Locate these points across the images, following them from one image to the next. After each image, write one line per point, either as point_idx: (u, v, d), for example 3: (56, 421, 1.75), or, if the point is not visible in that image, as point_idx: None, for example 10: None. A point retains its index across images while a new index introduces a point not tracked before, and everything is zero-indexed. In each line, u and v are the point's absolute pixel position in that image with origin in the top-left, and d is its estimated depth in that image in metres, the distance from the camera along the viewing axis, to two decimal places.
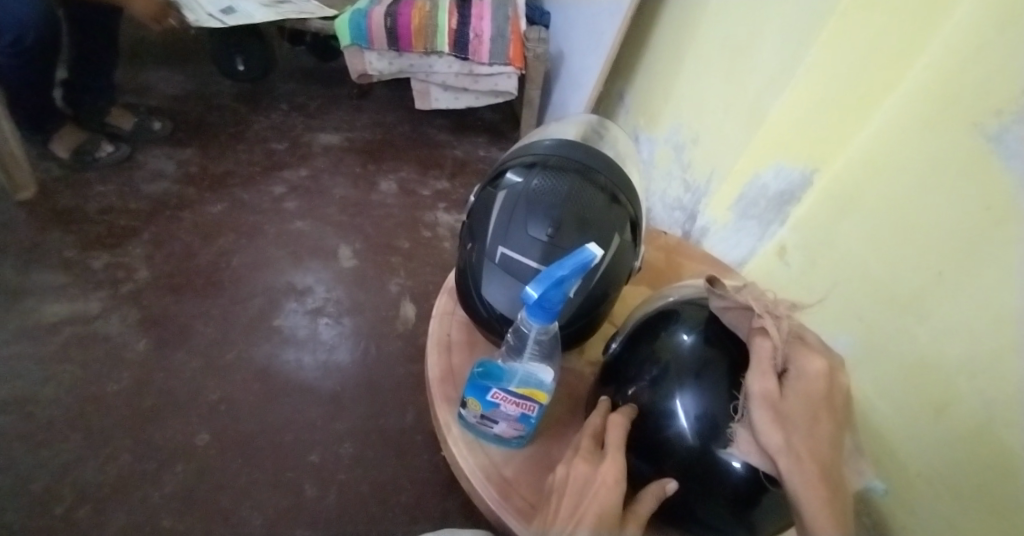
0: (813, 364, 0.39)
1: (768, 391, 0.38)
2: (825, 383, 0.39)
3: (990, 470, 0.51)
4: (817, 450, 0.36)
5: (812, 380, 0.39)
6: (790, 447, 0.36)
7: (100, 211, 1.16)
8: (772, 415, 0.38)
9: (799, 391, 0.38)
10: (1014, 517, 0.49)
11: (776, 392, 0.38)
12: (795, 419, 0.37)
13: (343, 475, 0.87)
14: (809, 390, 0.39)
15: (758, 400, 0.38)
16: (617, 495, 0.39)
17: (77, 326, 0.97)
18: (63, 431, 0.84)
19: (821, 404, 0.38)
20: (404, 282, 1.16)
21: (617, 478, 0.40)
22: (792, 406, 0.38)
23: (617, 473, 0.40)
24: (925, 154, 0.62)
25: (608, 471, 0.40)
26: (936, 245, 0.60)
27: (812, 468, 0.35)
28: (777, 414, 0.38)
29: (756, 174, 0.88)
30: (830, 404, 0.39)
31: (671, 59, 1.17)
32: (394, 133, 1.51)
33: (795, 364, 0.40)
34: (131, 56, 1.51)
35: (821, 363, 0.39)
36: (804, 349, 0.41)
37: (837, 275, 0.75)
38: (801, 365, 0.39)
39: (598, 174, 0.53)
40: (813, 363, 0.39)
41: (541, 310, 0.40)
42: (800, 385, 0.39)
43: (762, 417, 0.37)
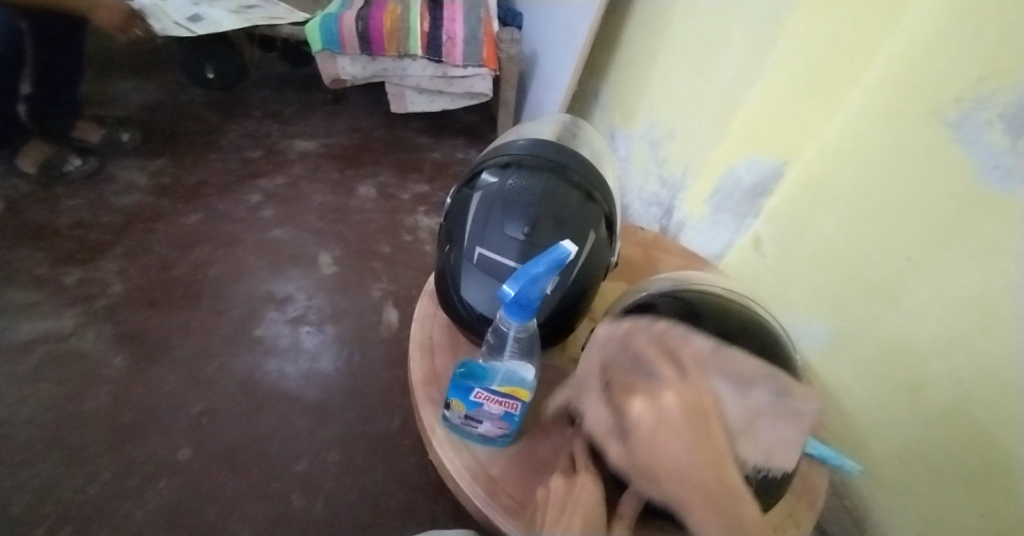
0: (633, 404, 0.36)
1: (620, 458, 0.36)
2: (655, 414, 0.35)
3: (969, 444, 0.54)
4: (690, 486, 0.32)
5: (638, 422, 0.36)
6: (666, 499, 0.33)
7: (70, 226, 1.13)
8: (639, 472, 0.35)
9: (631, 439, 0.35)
10: (995, 486, 0.52)
11: (624, 450, 0.36)
12: (656, 465, 0.34)
13: (331, 483, 0.87)
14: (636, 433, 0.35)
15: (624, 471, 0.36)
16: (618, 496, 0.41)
17: (50, 344, 0.95)
18: (40, 452, 0.82)
19: (672, 430, 0.34)
20: (387, 286, 1.16)
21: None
22: (642, 454, 0.35)
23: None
24: (890, 144, 0.64)
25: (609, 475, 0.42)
26: (904, 231, 0.62)
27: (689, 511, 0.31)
28: (637, 472, 0.35)
29: (729, 168, 0.90)
30: (676, 420, 0.35)
31: (642, 57, 1.19)
32: (371, 137, 1.51)
33: (625, 405, 0.37)
34: (97, 66, 1.48)
35: (637, 399, 0.36)
36: (624, 392, 0.38)
37: (809, 264, 0.78)
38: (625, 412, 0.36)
39: (572, 172, 0.54)
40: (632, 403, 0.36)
41: (519, 308, 0.40)
42: (634, 427, 0.36)
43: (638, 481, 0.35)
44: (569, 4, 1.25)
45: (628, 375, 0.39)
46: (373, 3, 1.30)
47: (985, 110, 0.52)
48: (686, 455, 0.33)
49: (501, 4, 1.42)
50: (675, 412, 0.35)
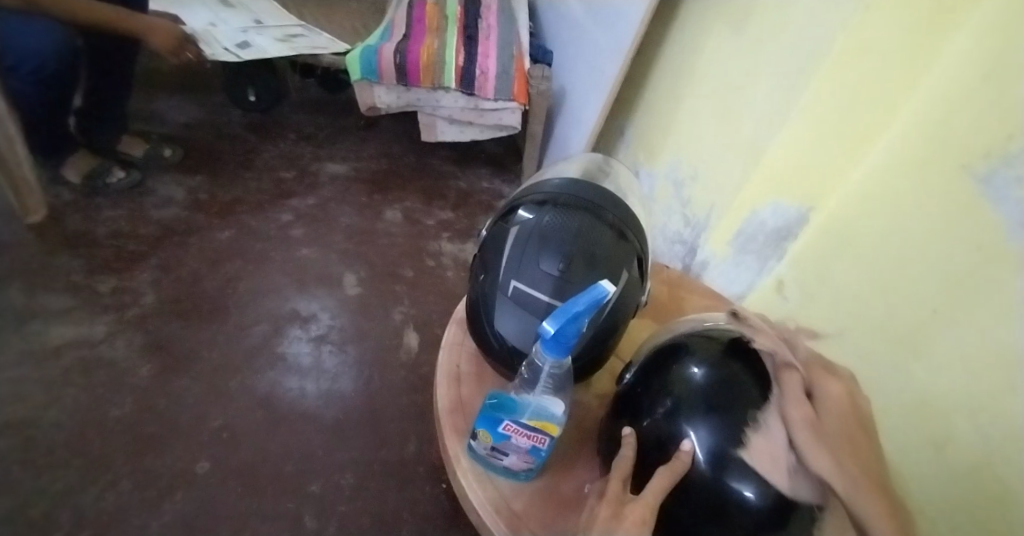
0: (832, 390, 0.45)
1: (808, 418, 0.42)
2: (846, 403, 0.44)
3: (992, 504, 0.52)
4: (861, 462, 0.40)
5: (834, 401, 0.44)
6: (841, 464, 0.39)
7: (109, 236, 1.17)
8: (815, 436, 0.41)
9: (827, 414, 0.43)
10: None
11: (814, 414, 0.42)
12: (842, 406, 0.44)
13: (344, 506, 0.86)
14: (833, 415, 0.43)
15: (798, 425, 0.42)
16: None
17: (80, 350, 0.97)
18: (61, 458, 0.83)
19: (849, 422, 0.43)
20: (408, 310, 1.17)
21: (644, 519, 0.39)
22: (831, 428, 0.42)
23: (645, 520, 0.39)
24: (917, 196, 0.64)
25: (637, 512, 0.40)
26: (932, 284, 0.62)
27: (863, 484, 0.38)
28: (821, 437, 0.41)
29: (754, 211, 0.91)
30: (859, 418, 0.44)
31: (670, 99, 1.21)
32: (400, 164, 1.55)
33: (820, 390, 0.45)
34: (145, 85, 1.55)
35: (838, 386, 0.45)
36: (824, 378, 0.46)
37: (834, 309, 0.77)
38: (825, 392, 0.45)
39: (606, 212, 0.56)
40: (833, 388, 0.45)
41: (556, 345, 0.41)
42: (826, 407, 0.43)
43: (807, 437, 0.41)
44: (599, 45, 1.29)
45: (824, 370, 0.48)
46: (411, 37, 1.36)
47: (1011, 166, 0.52)
48: (862, 442, 0.42)
49: (533, 43, 1.47)
50: (853, 417, 0.44)
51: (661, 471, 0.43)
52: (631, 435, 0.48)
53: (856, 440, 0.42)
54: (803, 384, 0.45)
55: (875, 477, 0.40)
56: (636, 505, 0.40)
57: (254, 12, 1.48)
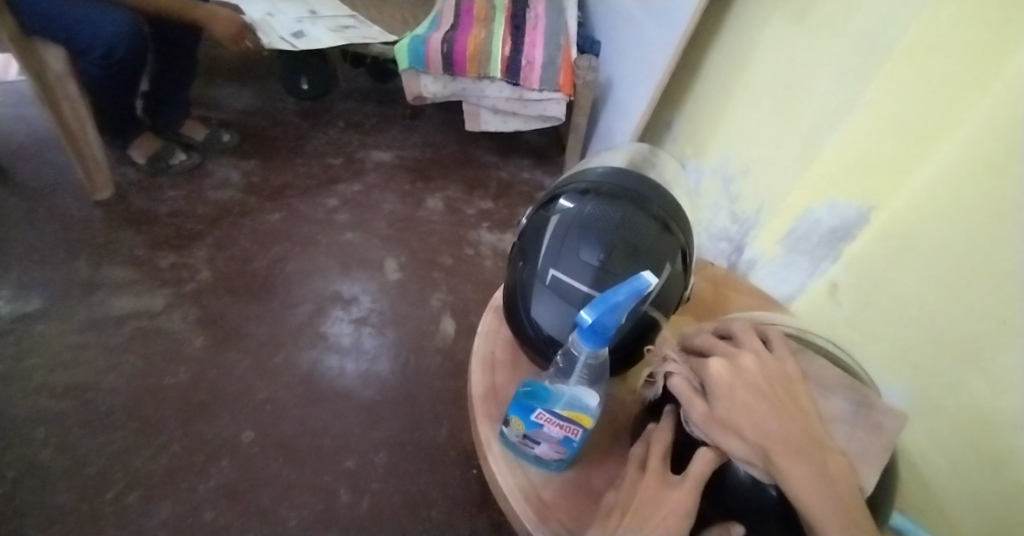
0: (715, 366, 0.43)
1: (704, 410, 0.42)
2: (735, 374, 0.42)
3: None
4: (767, 428, 0.39)
5: (719, 377, 0.43)
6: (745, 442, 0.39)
7: (170, 214, 1.24)
8: (723, 429, 0.41)
9: (720, 391, 0.42)
10: None
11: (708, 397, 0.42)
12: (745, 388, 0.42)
13: (377, 483, 0.89)
14: (726, 388, 0.42)
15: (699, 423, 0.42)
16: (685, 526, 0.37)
17: (141, 320, 1.04)
18: (121, 419, 0.90)
19: (743, 387, 0.42)
20: (446, 297, 1.19)
21: (686, 507, 0.38)
22: (727, 409, 0.41)
23: (687, 508, 0.38)
24: (987, 200, 0.59)
25: (679, 499, 0.38)
26: (998, 294, 0.57)
27: (771, 451, 0.37)
28: (721, 424, 0.41)
29: (808, 210, 0.87)
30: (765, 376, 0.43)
31: (722, 91, 1.17)
32: (443, 153, 1.56)
33: (706, 372, 0.44)
34: (207, 72, 1.63)
35: (718, 360, 0.43)
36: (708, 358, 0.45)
37: (890, 317, 0.73)
38: (707, 371, 0.44)
39: (650, 203, 0.54)
40: (714, 363, 0.43)
41: (593, 335, 0.40)
42: (717, 386, 0.42)
43: (718, 435, 0.41)
44: (649, 35, 1.26)
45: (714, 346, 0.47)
46: (459, 27, 1.36)
47: None
48: (760, 407, 0.40)
49: (581, 33, 1.45)
50: (752, 379, 0.42)
51: (702, 453, 0.41)
52: (670, 417, 0.47)
53: (759, 405, 0.40)
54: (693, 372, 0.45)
55: (790, 436, 0.38)
56: (677, 490, 0.39)
57: (308, 2, 1.53)
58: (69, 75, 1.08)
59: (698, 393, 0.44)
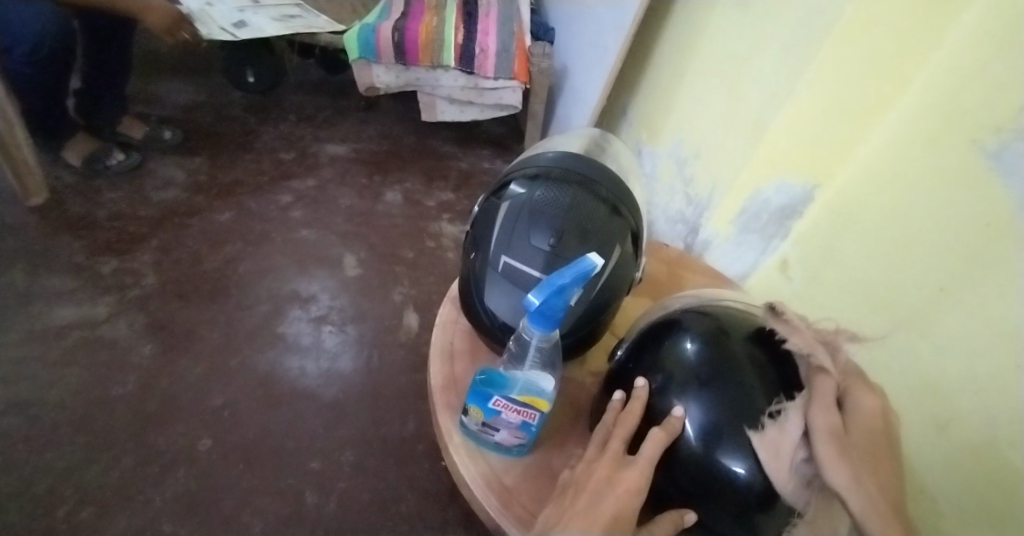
0: (868, 402, 0.43)
1: (835, 425, 0.40)
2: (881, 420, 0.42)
3: (990, 482, 0.51)
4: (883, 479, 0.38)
5: (869, 414, 0.43)
6: (859, 481, 0.37)
7: (110, 218, 1.18)
8: (835, 450, 0.39)
9: (858, 423, 0.41)
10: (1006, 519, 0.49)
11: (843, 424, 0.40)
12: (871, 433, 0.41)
13: (344, 482, 0.87)
14: (864, 423, 0.42)
15: (822, 434, 0.40)
16: (635, 505, 0.40)
17: (83, 330, 0.98)
18: (66, 435, 0.85)
19: (877, 434, 0.41)
20: (408, 291, 1.17)
21: (636, 487, 0.40)
22: (856, 443, 0.39)
23: (637, 488, 0.40)
24: (925, 171, 0.63)
25: (630, 480, 0.41)
26: (941, 261, 0.60)
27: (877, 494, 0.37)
28: (839, 448, 0.39)
29: (757, 189, 0.89)
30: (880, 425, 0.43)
31: (673, 76, 1.19)
32: (400, 145, 1.53)
33: (851, 398, 0.43)
34: (144, 66, 1.54)
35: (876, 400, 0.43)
36: (864, 389, 0.44)
37: (838, 288, 0.76)
38: (856, 402, 0.43)
39: (599, 186, 0.55)
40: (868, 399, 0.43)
41: (543, 318, 0.41)
42: (859, 420, 0.42)
43: (826, 453, 0.38)
44: (602, 21, 1.26)
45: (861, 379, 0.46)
46: (410, 15, 1.33)
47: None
48: (885, 465, 0.39)
49: (534, 19, 1.44)
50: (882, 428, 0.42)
51: (654, 434, 0.43)
52: (642, 389, 0.47)
53: (880, 458, 0.40)
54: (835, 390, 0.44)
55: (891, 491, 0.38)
56: (630, 472, 0.41)
57: None
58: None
59: (836, 406, 0.42)
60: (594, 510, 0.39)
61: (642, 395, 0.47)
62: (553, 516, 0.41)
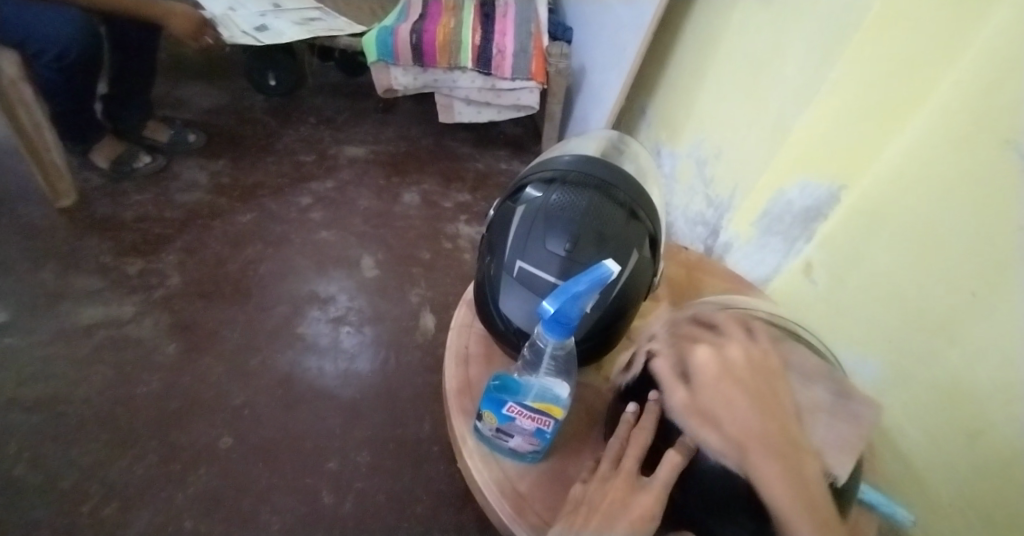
0: (703, 353, 0.43)
1: (685, 399, 0.42)
2: (724, 364, 0.42)
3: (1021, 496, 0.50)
4: (744, 419, 0.39)
5: (704, 367, 0.42)
6: (726, 440, 0.39)
7: (136, 219, 1.21)
8: (700, 420, 0.41)
9: (703, 382, 0.41)
10: None
11: (689, 395, 0.42)
12: (721, 400, 0.40)
13: (360, 482, 0.88)
14: (709, 379, 0.41)
15: (679, 411, 0.42)
16: (648, 532, 0.38)
17: (110, 329, 1.01)
18: (93, 431, 0.88)
19: (727, 376, 0.41)
20: (425, 292, 1.18)
21: (650, 513, 0.39)
22: (708, 401, 0.40)
23: (651, 515, 0.39)
24: (954, 173, 0.60)
25: (644, 506, 0.39)
26: (971, 266, 0.58)
27: (744, 444, 0.38)
28: (702, 416, 0.41)
29: (779, 190, 0.87)
30: (739, 370, 0.42)
31: (693, 75, 1.17)
32: (418, 146, 1.54)
33: (690, 356, 0.43)
34: (170, 71, 1.58)
35: (706, 349, 0.43)
36: (695, 344, 0.45)
37: (864, 293, 0.74)
38: (693, 361, 0.43)
39: (617, 190, 0.54)
40: (700, 351, 0.43)
41: (557, 325, 0.40)
42: (701, 380, 0.42)
43: (694, 425, 0.41)
44: (621, 20, 1.25)
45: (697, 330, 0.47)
46: (427, 17, 1.34)
47: None
48: (742, 402, 0.39)
49: (553, 19, 1.43)
50: (737, 370, 0.41)
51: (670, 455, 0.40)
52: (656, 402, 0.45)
53: (748, 395, 0.40)
54: (677, 362, 0.44)
55: (761, 425, 0.38)
56: (643, 496, 0.39)
57: None
58: (22, 79, 1.02)
59: (682, 379, 0.43)
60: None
61: (656, 409, 0.45)
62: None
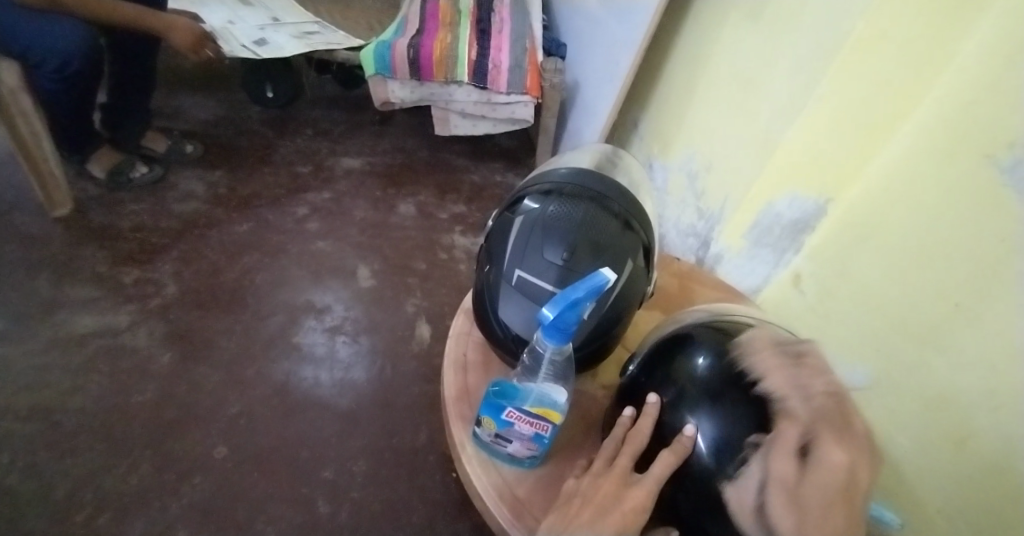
0: (834, 455, 0.38)
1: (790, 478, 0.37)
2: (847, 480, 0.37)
3: (1006, 501, 0.51)
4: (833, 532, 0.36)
5: (831, 471, 0.37)
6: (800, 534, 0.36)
7: (132, 229, 1.21)
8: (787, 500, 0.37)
9: (820, 480, 0.37)
10: None
11: (795, 480, 0.37)
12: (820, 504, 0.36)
13: (356, 492, 0.88)
14: (825, 482, 0.37)
15: (772, 482, 0.38)
16: (637, 523, 0.41)
17: (105, 338, 1.01)
18: (86, 441, 0.87)
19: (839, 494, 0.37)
20: (420, 302, 1.18)
21: (641, 507, 0.41)
22: (809, 494, 0.37)
23: (643, 508, 0.41)
24: (938, 188, 0.63)
25: (636, 499, 0.42)
26: (956, 278, 0.60)
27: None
28: (791, 498, 0.37)
29: (769, 203, 0.89)
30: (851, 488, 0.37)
31: (684, 91, 1.20)
32: (414, 158, 1.56)
33: (819, 449, 0.38)
34: (167, 82, 1.60)
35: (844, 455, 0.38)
36: (834, 438, 0.39)
37: (851, 303, 0.76)
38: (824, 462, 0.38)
39: (612, 201, 0.56)
40: (835, 456, 0.38)
41: (556, 331, 0.41)
42: (820, 473, 0.37)
43: (776, 500, 0.37)
44: (613, 37, 1.28)
45: (838, 419, 0.41)
46: (425, 32, 1.36)
47: None
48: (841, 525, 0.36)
49: (547, 35, 1.46)
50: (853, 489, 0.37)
51: (665, 454, 0.43)
52: (654, 405, 0.47)
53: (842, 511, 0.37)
54: (803, 437, 0.39)
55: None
56: (636, 490, 0.42)
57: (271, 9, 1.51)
58: (21, 87, 1.03)
59: (797, 452, 0.38)
60: (597, 525, 0.40)
61: (653, 411, 0.47)
62: (557, 524, 0.42)
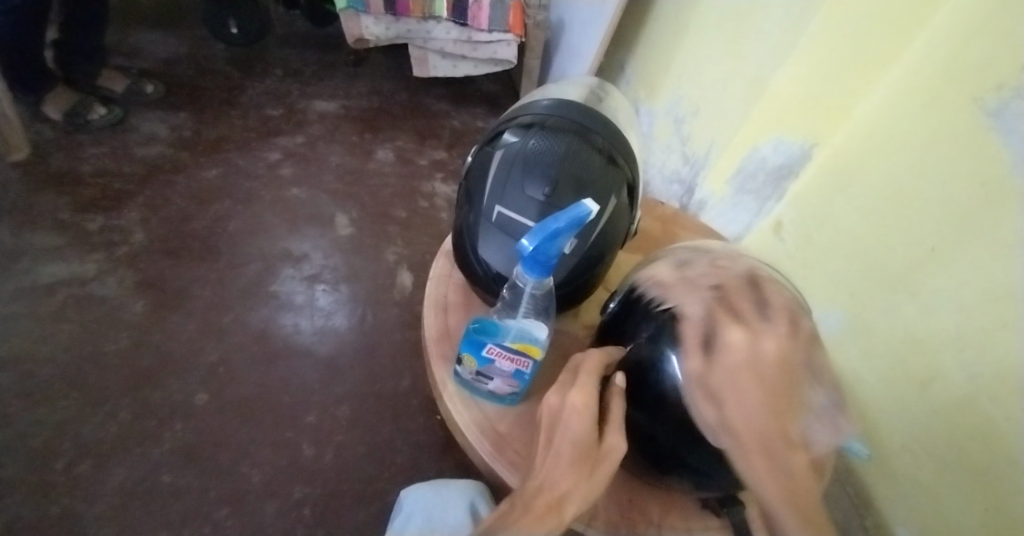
0: (733, 335, 0.38)
1: (697, 370, 0.38)
2: (749, 352, 0.37)
3: (975, 438, 0.55)
4: (746, 414, 0.35)
5: (734, 350, 0.37)
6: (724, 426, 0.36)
7: (94, 174, 1.15)
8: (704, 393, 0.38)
9: (724, 362, 0.37)
10: (1007, 479, 0.52)
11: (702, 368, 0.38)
12: (721, 393, 0.36)
13: (341, 435, 0.89)
14: (729, 361, 0.37)
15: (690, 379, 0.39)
16: (589, 418, 0.40)
17: (73, 287, 0.97)
18: (61, 390, 0.86)
19: (744, 368, 0.36)
20: (402, 251, 1.16)
21: (586, 402, 0.41)
22: (718, 378, 0.37)
23: (590, 406, 0.41)
24: (920, 132, 0.61)
25: (580, 398, 0.41)
26: (932, 223, 0.60)
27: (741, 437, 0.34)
28: (707, 391, 0.37)
29: (754, 147, 0.87)
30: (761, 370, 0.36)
31: (673, 31, 1.14)
32: (392, 102, 1.49)
33: (719, 334, 0.39)
34: (122, 15, 1.48)
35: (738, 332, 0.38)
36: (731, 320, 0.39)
37: (829, 250, 0.76)
38: (723, 339, 0.38)
39: (596, 135, 0.54)
40: (731, 335, 0.38)
41: (537, 264, 0.40)
42: (723, 358, 0.38)
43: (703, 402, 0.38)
44: None
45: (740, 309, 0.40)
46: None
47: None
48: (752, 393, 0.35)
49: None
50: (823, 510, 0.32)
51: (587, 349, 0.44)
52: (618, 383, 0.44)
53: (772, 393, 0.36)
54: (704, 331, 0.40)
55: (770, 431, 0.34)
56: (575, 392, 0.42)
57: None
58: None
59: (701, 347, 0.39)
60: (555, 446, 0.40)
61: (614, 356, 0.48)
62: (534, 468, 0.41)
